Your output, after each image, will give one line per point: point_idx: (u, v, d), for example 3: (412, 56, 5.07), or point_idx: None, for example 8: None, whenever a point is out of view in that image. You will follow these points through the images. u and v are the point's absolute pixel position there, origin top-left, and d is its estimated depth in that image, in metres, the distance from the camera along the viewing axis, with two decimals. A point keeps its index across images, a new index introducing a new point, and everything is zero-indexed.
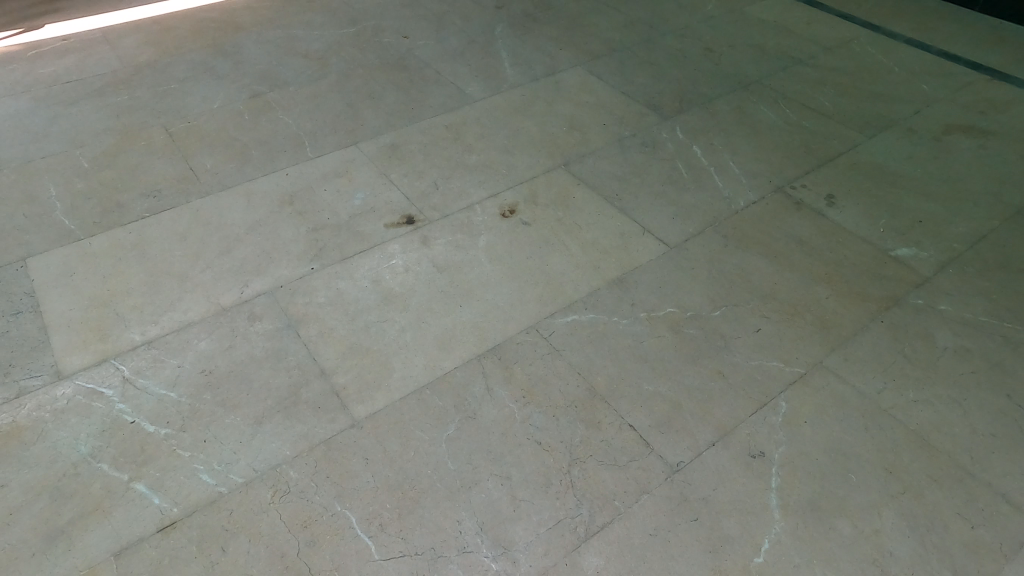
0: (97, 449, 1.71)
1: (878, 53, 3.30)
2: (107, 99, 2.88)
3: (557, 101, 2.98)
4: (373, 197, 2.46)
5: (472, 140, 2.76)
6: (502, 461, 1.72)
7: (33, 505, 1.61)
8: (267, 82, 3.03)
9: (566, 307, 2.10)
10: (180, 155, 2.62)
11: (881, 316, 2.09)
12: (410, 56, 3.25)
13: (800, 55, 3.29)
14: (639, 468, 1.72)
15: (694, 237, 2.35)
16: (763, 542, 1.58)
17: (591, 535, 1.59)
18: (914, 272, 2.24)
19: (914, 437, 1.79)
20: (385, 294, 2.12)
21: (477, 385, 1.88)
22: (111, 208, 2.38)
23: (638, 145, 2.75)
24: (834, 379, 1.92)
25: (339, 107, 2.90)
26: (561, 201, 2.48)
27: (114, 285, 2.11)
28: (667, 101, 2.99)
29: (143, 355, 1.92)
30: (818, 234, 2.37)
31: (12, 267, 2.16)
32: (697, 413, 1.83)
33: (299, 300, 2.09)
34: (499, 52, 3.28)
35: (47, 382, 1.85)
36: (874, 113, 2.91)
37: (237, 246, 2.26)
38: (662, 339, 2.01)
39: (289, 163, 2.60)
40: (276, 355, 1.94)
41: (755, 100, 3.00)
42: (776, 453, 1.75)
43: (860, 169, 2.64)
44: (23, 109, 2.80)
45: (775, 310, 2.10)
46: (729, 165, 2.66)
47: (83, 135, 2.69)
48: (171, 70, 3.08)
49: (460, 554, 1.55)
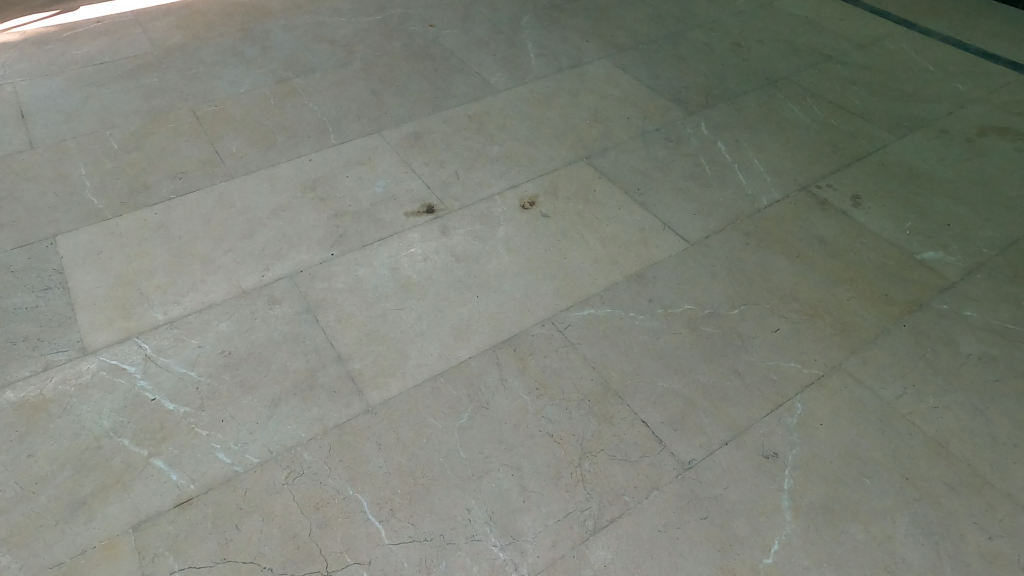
0: (119, 424, 1.75)
1: (913, 51, 3.23)
2: (137, 82, 2.92)
3: (581, 93, 2.96)
4: (394, 185, 2.48)
5: (495, 130, 2.75)
6: (514, 452, 1.73)
7: (57, 476, 1.65)
8: (293, 67, 3.06)
9: (583, 301, 2.09)
10: (207, 138, 2.66)
11: (904, 320, 2.06)
12: (435, 45, 3.24)
13: (831, 51, 3.23)
14: (650, 464, 1.71)
15: (715, 234, 2.33)
16: (773, 543, 1.58)
17: (600, 529, 1.59)
18: (940, 277, 2.19)
19: (932, 443, 1.76)
20: (404, 282, 2.13)
21: (491, 375, 1.89)
22: (138, 188, 2.43)
23: (662, 139, 2.73)
24: (853, 383, 1.89)
25: (363, 95, 2.92)
26: (582, 194, 2.47)
27: (139, 265, 2.16)
28: (693, 96, 2.96)
29: (165, 334, 1.96)
30: (842, 235, 2.33)
31: (42, 243, 2.21)
32: (711, 411, 1.82)
33: (318, 285, 2.12)
34: (524, 43, 3.27)
35: (73, 357, 1.90)
36: (906, 113, 2.85)
37: (259, 230, 2.28)
38: (678, 336, 2.00)
39: (313, 149, 2.62)
40: (294, 339, 1.96)
41: (783, 96, 2.96)
42: (790, 454, 1.73)
43: (888, 170, 2.59)
44: (57, 90, 2.86)
45: (795, 311, 2.08)
46: (754, 162, 2.63)
47: (113, 116, 2.73)
48: (201, 54, 3.12)
49: (469, 542, 1.57)
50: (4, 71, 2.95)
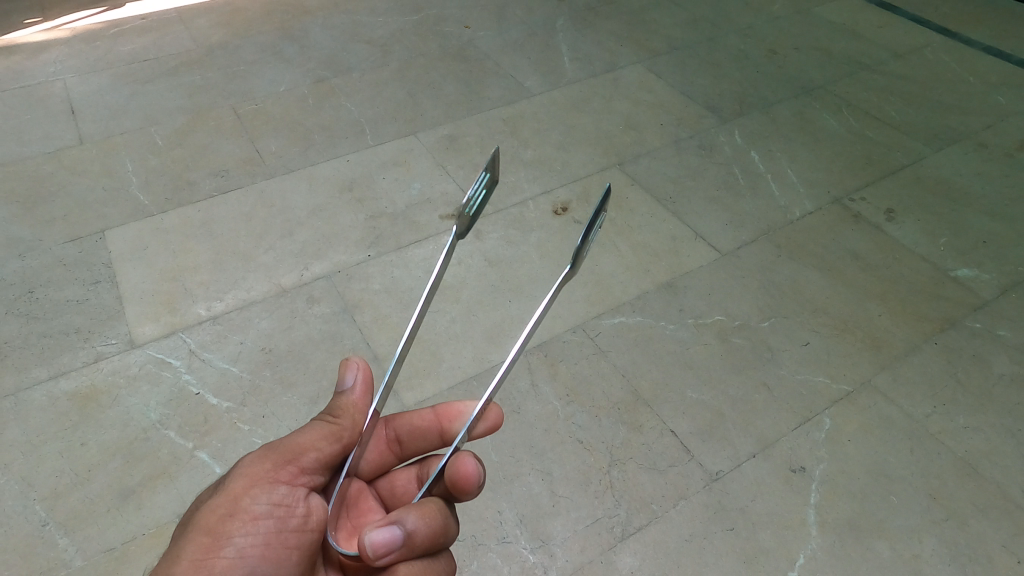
0: (165, 416, 1.83)
1: (952, 61, 3.20)
2: (181, 79, 2.99)
3: (614, 99, 2.98)
4: (429, 188, 2.52)
5: (529, 134, 2.78)
6: (544, 457, 1.77)
7: (108, 464, 1.73)
8: (331, 67, 3.11)
9: (614, 309, 2.12)
10: (248, 136, 2.72)
11: (935, 338, 2.06)
12: (471, 47, 3.28)
13: (869, 60, 3.21)
14: (678, 474, 1.74)
15: (747, 245, 2.34)
16: (798, 557, 1.60)
17: (628, 536, 1.63)
18: (974, 294, 2.18)
19: (961, 464, 1.77)
20: (438, 285, 2.18)
21: (523, 380, 1.93)
22: (182, 185, 2.50)
23: (695, 147, 2.74)
24: (881, 399, 1.90)
25: (400, 96, 2.96)
26: (615, 201, 2.49)
27: (183, 261, 2.23)
28: (727, 103, 2.96)
29: (208, 330, 2.03)
30: (875, 249, 2.33)
31: (91, 237, 2.30)
32: (739, 423, 1.85)
33: (355, 285, 2.17)
34: (559, 46, 3.29)
35: (122, 349, 1.97)
36: (944, 125, 2.83)
37: (298, 229, 2.35)
38: (708, 347, 2.02)
39: (351, 150, 2.68)
40: (332, 337, 2.02)
41: (818, 106, 2.95)
42: (817, 469, 1.75)
43: (923, 183, 2.57)
44: (104, 86, 2.94)
45: (825, 325, 2.09)
46: (787, 172, 2.63)
47: (158, 113, 2.81)
48: (241, 52, 3.19)
49: (500, 544, 1.61)
50: (54, 67, 3.04)
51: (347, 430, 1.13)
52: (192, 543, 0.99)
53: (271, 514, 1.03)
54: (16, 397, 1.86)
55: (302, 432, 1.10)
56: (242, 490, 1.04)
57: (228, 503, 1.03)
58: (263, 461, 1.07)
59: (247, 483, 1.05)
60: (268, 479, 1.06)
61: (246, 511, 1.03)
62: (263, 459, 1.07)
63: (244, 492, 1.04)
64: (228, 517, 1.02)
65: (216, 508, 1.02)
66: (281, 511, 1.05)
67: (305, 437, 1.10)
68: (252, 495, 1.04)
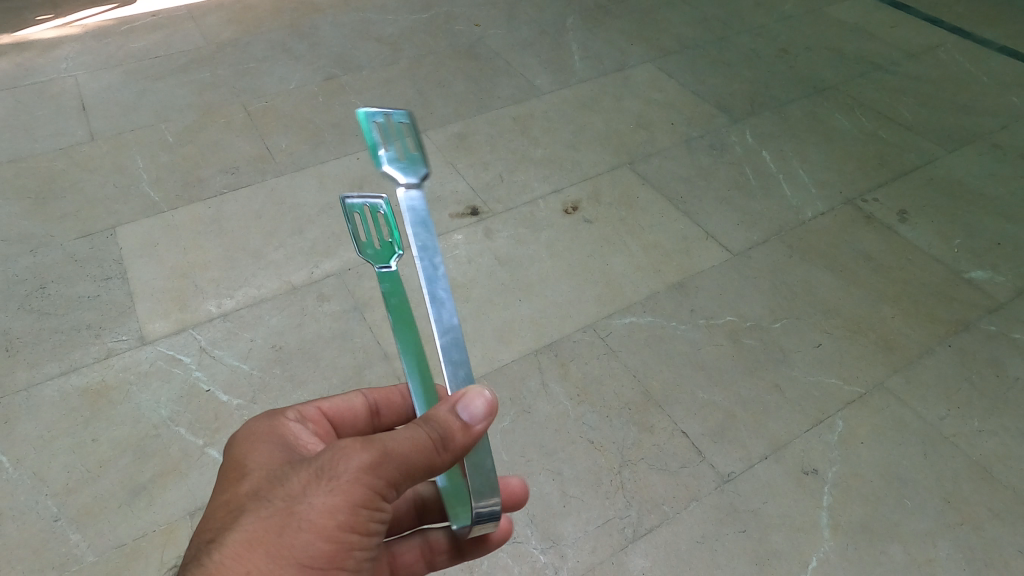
0: (175, 413, 1.83)
1: (966, 61, 3.17)
2: (191, 76, 3.00)
3: (625, 98, 2.96)
4: (439, 186, 2.52)
5: (539, 133, 2.77)
6: (555, 457, 1.76)
7: (119, 460, 1.73)
8: (341, 64, 3.11)
9: (625, 309, 2.12)
10: (257, 134, 2.72)
11: (949, 340, 2.04)
12: (480, 45, 3.27)
13: (881, 60, 3.18)
14: (689, 475, 1.73)
15: (758, 245, 2.33)
16: (810, 560, 1.59)
17: (639, 537, 1.63)
18: (988, 297, 2.17)
19: (975, 467, 1.75)
20: (448, 284, 2.17)
21: (533, 380, 1.92)
22: (192, 182, 2.50)
23: (706, 147, 2.72)
24: (895, 402, 1.89)
25: (409, 94, 2.96)
26: (626, 200, 2.48)
27: (193, 257, 2.23)
28: (738, 103, 2.95)
29: (218, 327, 2.03)
30: (888, 251, 2.31)
31: (102, 234, 2.30)
32: (751, 424, 1.83)
33: (365, 284, 2.17)
34: (569, 45, 3.28)
35: (133, 345, 1.98)
36: (957, 126, 2.80)
37: (308, 227, 2.35)
38: (719, 347, 2.01)
39: (361, 148, 2.68)
40: (342, 335, 2.02)
41: (830, 106, 2.93)
42: (829, 472, 1.74)
43: (936, 185, 2.55)
44: (115, 83, 2.95)
45: (837, 326, 2.07)
46: (799, 173, 2.61)
47: (169, 110, 2.82)
48: (251, 49, 3.19)
49: (510, 544, 1.61)
50: (66, 64, 3.05)
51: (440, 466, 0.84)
52: (235, 542, 0.77)
53: (355, 536, 0.81)
54: (28, 392, 1.86)
55: (397, 440, 0.82)
56: (321, 505, 0.78)
57: (299, 516, 0.78)
58: (354, 470, 0.79)
59: (326, 497, 0.79)
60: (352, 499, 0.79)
61: (331, 529, 0.79)
62: (364, 469, 0.80)
63: (321, 508, 0.78)
64: (289, 526, 0.78)
65: (271, 502, 0.79)
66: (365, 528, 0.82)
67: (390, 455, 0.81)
68: None
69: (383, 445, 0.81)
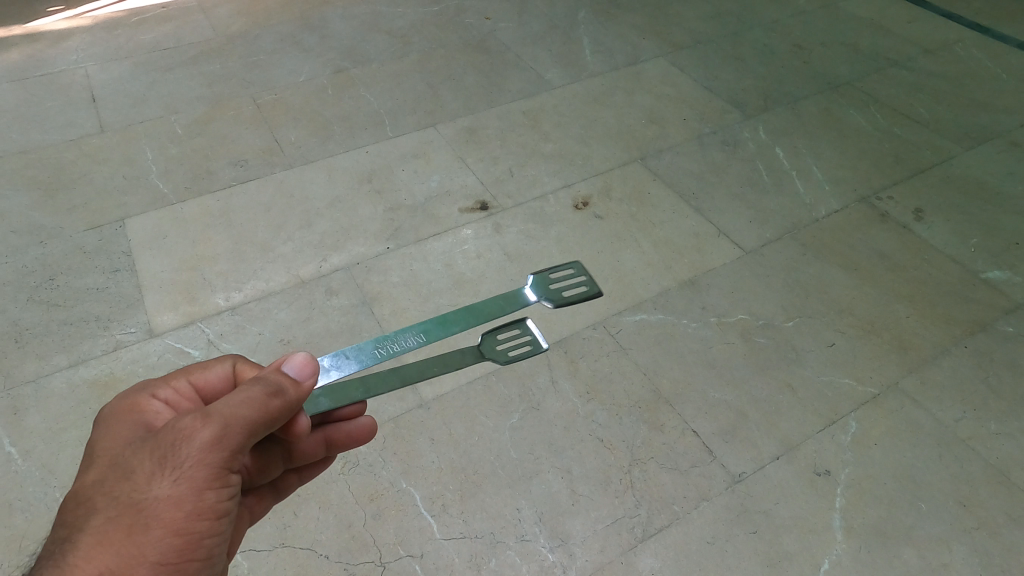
0: None
1: (984, 58, 3.12)
2: (201, 68, 2.99)
3: (636, 92, 2.93)
4: (448, 180, 2.50)
5: (550, 128, 2.75)
6: (564, 455, 1.74)
7: None
8: (350, 57, 3.09)
9: (635, 307, 2.09)
10: (267, 126, 2.71)
11: (965, 341, 2.01)
12: (491, 38, 3.25)
13: (897, 56, 3.14)
14: (699, 475, 1.71)
15: (772, 242, 2.30)
16: (823, 562, 1.57)
17: (648, 537, 1.61)
18: (1005, 297, 2.13)
19: (991, 471, 1.73)
20: (457, 279, 2.16)
21: (543, 376, 1.90)
22: (201, 174, 2.49)
23: (718, 143, 2.69)
24: (909, 403, 1.86)
25: (419, 87, 2.94)
26: (637, 196, 2.46)
27: (202, 250, 2.22)
28: (751, 98, 2.91)
29: (226, 320, 2.02)
30: (903, 249, 2.28)
31: (111, 225, 2.30)
32: (763, 425, 1.81)
33: (374, 278, 2.15)
34: (580, 39, 3.25)
35: (141, 338, 1.97)
36: (975, 124, 2.76)
37: (317, 221, 2.33)
38: (731, 346, 1.99)
39: (370, 141, 2.66)
40: (350, 330, 2.01)
41: (845, 102, 2.89)
42: (842, 473, 1.72)
43: (953, 183, 2.51)
44: (125, 74, 2.94)
45: (851, 326, 2.04)
46: (812, 170, 2.58)
47: (178, 102, 2.81)
48: (261, 41, 3.18)
49: (519, 542, 1.59)
50: (76, 55, 3.05)
51: (292, 403, 0.97)
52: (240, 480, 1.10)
53: (203, 519, 0.90)
54: (36, 383, 1.86)
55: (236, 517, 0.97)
56: (165, 497, 0.86)
57: (134, 533, 0.84)
58: (194, 457, 0.88)
59: (171, 486, 0.87)
60: (207, 473, 0.89)
61: (170, 524, 0.87)
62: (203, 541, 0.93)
63: (163, 499, 0.86)
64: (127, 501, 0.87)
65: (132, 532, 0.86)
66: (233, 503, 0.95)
67: (242, 418, 0.91)
68: (214, 490, 0.90)
69: (223, 415, 0.89)
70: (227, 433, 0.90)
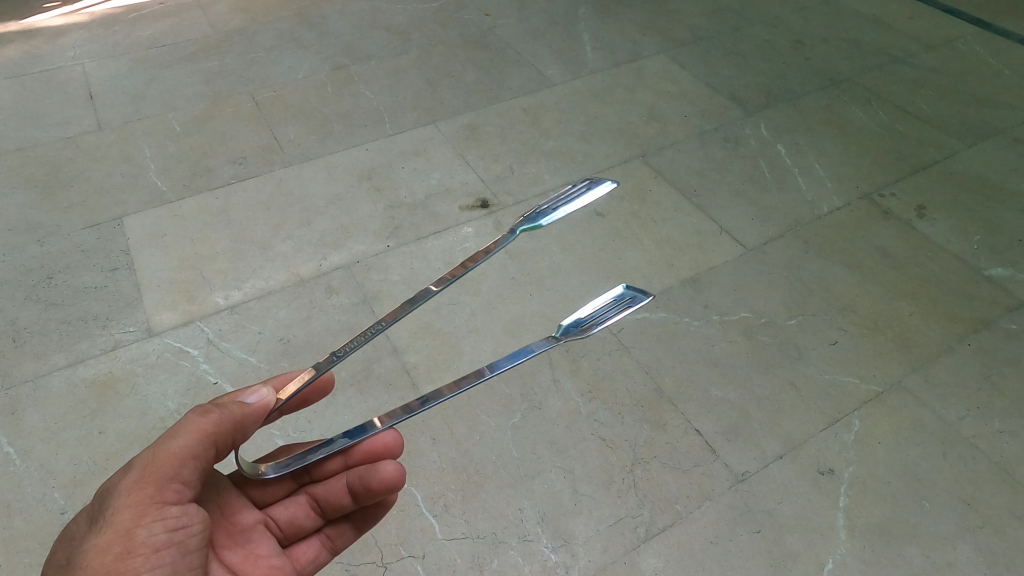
0: (183, 406, 1.81)
1: (986, 53, 3.11)
2: (199, 65, 2.97)
3: (637, 89, 2.92)
4: (448, 178, 2.49)
5: (550, 124, 2.73)
6: (566, 454, 1.73)
7: (126, 453, 1.72)
8: (350, 54, 3.07)
9: (637, 305, 2.08)
10: (265, 123, 2.69)
11: (968, 339, 2.00)
12: (491, 35, 3.23)
13: (899, 52, 3.12)
14: (702, 474, 1.70)
15: (774, 240, 2.29)
16: (827, 562, 1.56)
17: (651, 537, 1.60)
18: (1009, 294, 2.12)
19: (996, 469, 1.72)
20: (457, 277, 2.14)
21: (544, 375, 1.89)
22: (200, 172, 2.47)
23: (719, 140, 2.68)
24: (913, 401, 1.85)
25: (419, 84, 2.92)
26: (638, 193, 2.45)
27: (201, 249, 2.21)
28: (753, 95, 2.90)
29: (226, 319, 2.01)
30: (905, 247, 2.27)
31: (109, 224, 2.28)
32: (766, 423, 1.80)
33: (374, 276, 2.14)
34: (580, 35, 3.23)
35: (140, 337, 1.96)
36: (978, 120, 2.75)
37: (317, 219, 2.32)
38: (733, 344, 1.97)
39: (370, 138, 2.64)
40: (351, 329, 2.00)
41: (847, 98, 2.87)
42: (846, 472, 1.71)
43: (955, 180, 2.50)
44: (123, 71, 2.92)
45: (854, 324, 2.03)
46: (814, 166, 2.57)
47: (176, 99, 2.79)
48: (259, 38, 3.16)
49: (521, 542, 1.59)
50: (73, 52, 3.02)
51: (218, 424, 1.05)
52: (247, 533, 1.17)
53: (139, 553, 0.95)
54: (34, 383, 1.84)
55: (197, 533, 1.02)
56: (98, 541, 0.94)
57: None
58: (122, 495, 0.97)
59: (107, 530, 0.95)
60: (132, 507, 0.97)
61: (106, 561, 0.93)
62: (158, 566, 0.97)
63: (97, 542, 0.94)
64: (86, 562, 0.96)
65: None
66: (179, 537, 0.99)
67: (164, 450, 1.01)
68: (145, 526, 0.96)
69: (143, 457, 1.00)
70: (148, 469, 0.99)
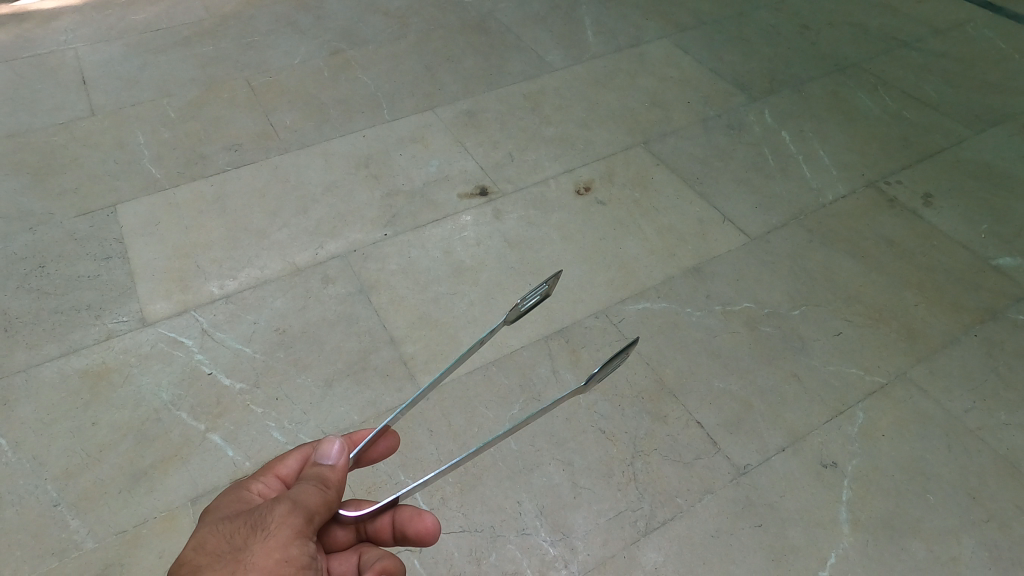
0: (177, 397, 1.78)
1: (997, 38, 3.04)
2: (194, 49, 2.92)
3: (639, 75, 2.86)
4: (447, 165, 2.44)
5: (551, 111, 2.69)
6: (565, 447, 1.71)
7: (120, 445, 1.69)
8: (347, 39, 3.02)
9: (638, 294, 2.05)
10: (261, 110, 2.65)
11: (975, 330, 1.96)
12: (491, 19, 3.17)
13: (907, 37, 3.06)
14: (703, 467, 1.68)
15: (778, 229, 2.25)
16: (829, 556, 1.54)
17: (651, 531, 1.58)
18: (1016, 285, 2.08)
19: (1002, 463, 1.69)
20: (455, 267, 2.11)
21: (544, 367, 1.86)
22: (194, 159, 2.44)
23: (723, 126, 2.63)
24: (918, 393, 1.82)
25: (417, 69, 2.87)
26: (640, 181, 2.40)
27: (195, 237, 2.17)
28: (757, 81, 2.84)
29: (221, 309, 1.98)
30: (912, 236, 2.23)
31: (103, 212, 2.24)
32: (768, 415, 1.78)
33: (371, 265, 2.11)
34: (582, 20, 3.17)
35: (133, 327, 1.93)
36: (987, 107, 2.69)
37: (313, 207, 2.28)
38: (736, 335, 1.94)
39: (367, 125, 2.60)
40: (347, 319, 1.96)
41: (853, 84, 2.82)
42: (849, 465, 1.68)
43: (963, 167, 2.46)
44: (116, 56, 2.87)
45: (859, 314, 2.00)
46: (820, 154, 2.52)
47: (171, 84, 2.74)
48: (255, 22, 3.10)
49: (519, 536, 1.57)
50: (65, 36, 2.97)
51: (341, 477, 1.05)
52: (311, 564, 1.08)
53: (292, 569, 0.90)
54: (26, 373, 1.82)
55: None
56: (262, 549, 0.90)
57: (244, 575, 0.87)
58: (279, 516, 0.93)
59: (270, 541, 0.91)
60: (290, 526, 0.93)
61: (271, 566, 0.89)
62: None
63: (260, 550, 0.89)
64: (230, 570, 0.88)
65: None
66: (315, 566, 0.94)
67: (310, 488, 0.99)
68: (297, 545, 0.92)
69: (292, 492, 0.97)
70: (300, 500, 0.97)
